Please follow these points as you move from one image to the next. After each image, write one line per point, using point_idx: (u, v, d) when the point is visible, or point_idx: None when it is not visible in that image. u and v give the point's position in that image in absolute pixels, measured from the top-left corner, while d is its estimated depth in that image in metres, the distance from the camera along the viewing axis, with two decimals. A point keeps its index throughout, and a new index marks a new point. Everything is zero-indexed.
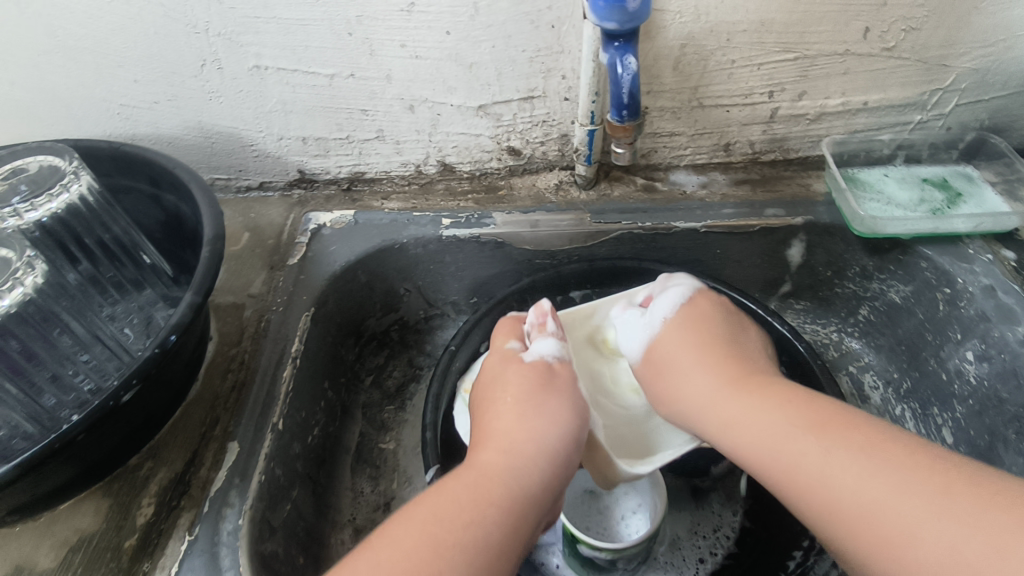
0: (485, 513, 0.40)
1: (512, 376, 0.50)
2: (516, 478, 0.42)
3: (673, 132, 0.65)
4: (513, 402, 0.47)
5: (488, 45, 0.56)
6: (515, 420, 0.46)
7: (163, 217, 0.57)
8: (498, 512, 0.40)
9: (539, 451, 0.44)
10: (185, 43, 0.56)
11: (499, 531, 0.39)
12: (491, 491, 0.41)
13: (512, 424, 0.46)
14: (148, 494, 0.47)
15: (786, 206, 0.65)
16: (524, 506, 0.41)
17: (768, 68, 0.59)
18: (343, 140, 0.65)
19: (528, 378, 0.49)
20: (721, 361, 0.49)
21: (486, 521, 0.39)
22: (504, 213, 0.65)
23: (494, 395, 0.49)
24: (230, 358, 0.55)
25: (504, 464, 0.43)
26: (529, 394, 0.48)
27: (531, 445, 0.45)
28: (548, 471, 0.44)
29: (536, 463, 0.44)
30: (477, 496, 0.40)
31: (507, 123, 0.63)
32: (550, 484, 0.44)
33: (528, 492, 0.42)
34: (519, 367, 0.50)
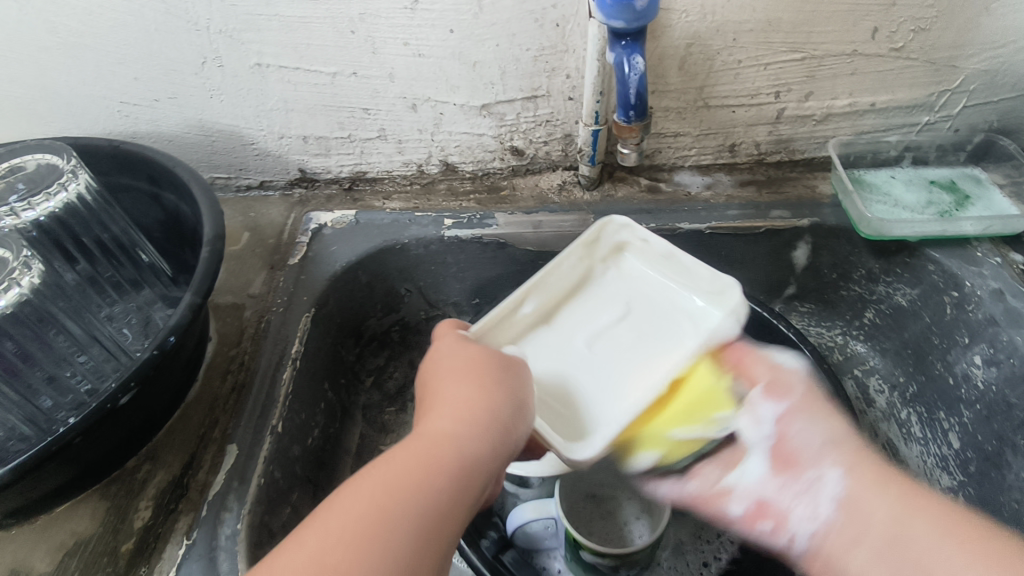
0: (430, 485, 0.34)
1: (456, 349, 0.44)
2: (466, 446, 0.37)
3: (678, 133, 0.64)
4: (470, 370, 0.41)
5: (492, 43, 0.55)
6: (466, 387, 0.40)
7: (163, 218, 0.56)
8: (447, 482, 0.35)
9: (493, 417, 0.39)
10: (185, 40, 0.55)
11: (446, 503, 0.34)
12: (439, 458, 0.36)
13: (462, 393, 0.39)
14: (146, 497, 0.46)
15: (792, 208, 0.64)
16: (469, 477, 0.36)
17: (775, 69, 0.58)
18: (345, 139, 0.64)
19: (469, 351, 0.43)
20: (860, 454, 0.43)
21: (433, 494, 0.34)
22: (507, 213, 0.65)
23: (440, 367, 0.43)
24: (229, 359, 0.54)
25: (454, 431, 0.37)
26: (475, 363, 0.42)
27: (484, 412, 0.39)
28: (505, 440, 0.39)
29: (489, 431, 0.38)
30: (423, 464, 0.35)
31: (510, 123, 0.62)
32: (498, 455, 0.38)
33: (476, 462, 0.37)
34: (462, 345, 0.44)
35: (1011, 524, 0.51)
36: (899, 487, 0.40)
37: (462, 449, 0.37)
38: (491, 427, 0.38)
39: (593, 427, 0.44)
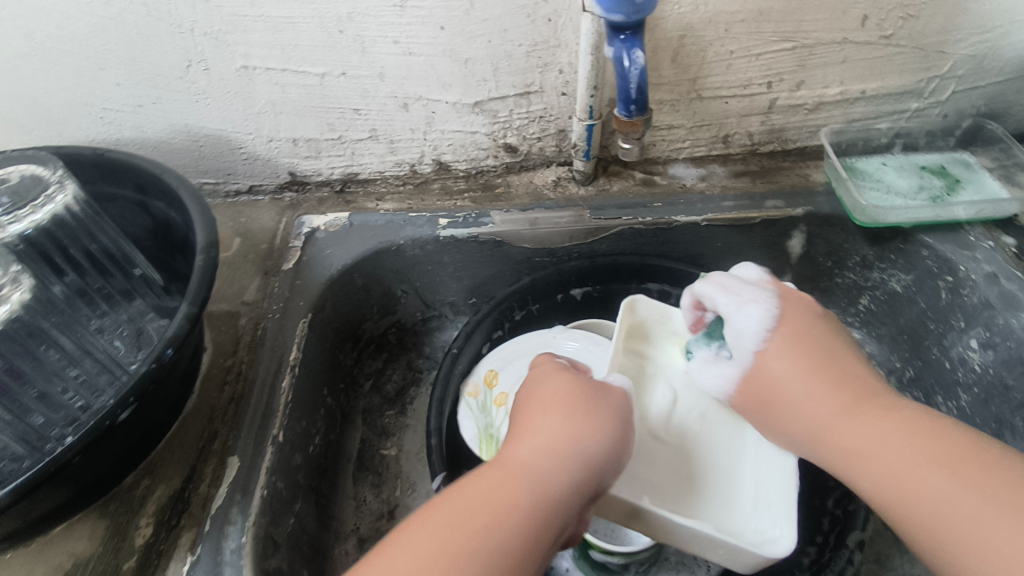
0: (525, 500, 0.36)
1: (553, 378, 0.45)
2: (545, 479, 0.38)
3: (672, 125, 0.64)
4: (544, 411, 0.42)
5: (484, 39, 0.54)
6: (550, 415, 0.42)
7: (152, 226, 0.55)
8: (536, 501, 0.37)
9: (574, 454, 0.39)
10: (169, 44, 0.54)
11: (536, 516, 0.36)
12: (531, 477, 0.38)
13: (549, 423, 0.41)
14: (146, 514, 0.45)
15: (786, 198, 0.64)
16: (552, 510, 0.37)
17: (767, 59, 0.58)
18: (335, 141, 0.63)
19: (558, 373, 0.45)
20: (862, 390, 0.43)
21: (528, 508, 0.36)
22: (503, 211, 0.64)
23: (534, 394, 0.44)
24: (226, 369, 0.53)
25: (533, 461, 0.39)
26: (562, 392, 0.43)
27: (569, 447, 0.40)
28: (595, 471, 0.40)
29: (570, 468, 0.39)
30: (517, 481, 0.37)
31: (503, 120, 0.62)
32: (578, 493, 0.39)
33: (557, 496, 0.37)
34: (559, 368, 0.46)
35: None
36: (915, 426, 0.40)
37: (549, 470, 0.38)
38: (585, 462, 0.39)
39: (715, 509, 0.45)
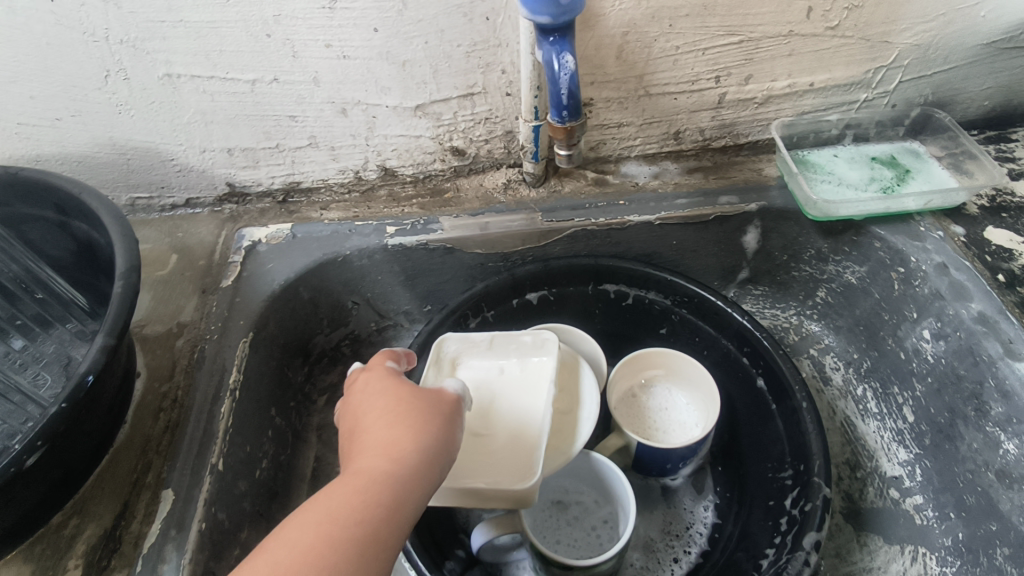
0: (366, 513, 0.33)
1: (377, 386, 0.41)
2: (396, 486, 0.34)
3: (621, 123, 0.62)
4: (389, 410, 0.38)
5: (420, 41, 0.52)
6: (382, 421, 0.38)
7: (75, 249, 0.51)
8: (380, 514, 0.33)
9: (423, 464, 0.36)
10: (83, 53, 0.50)
11: (383, 528, 0.33)
12: (372, 492, 0.33)
13: (380, 433, 0.37)
14: (75, 555, 0.42)
15: (739, 193, 0.63)
16: (400, 519, 0.34)
17: (714, 53, 0.57)
18: (273, 149, 0.60)
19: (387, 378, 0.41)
20: None
21: (370, 522, 0.32)
22: (452, 216, 0.62)
23: (364, 407, 0.39)
24: (161, 396, 0.50)
25: (384, 468, 0.35)
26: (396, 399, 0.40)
27: (414, 453, 0.36)
28: (437, 471, 0.36)
29: (419, 477, 0.35)
30: (358, 498, 0.33)
31: (447, 122, 0.59)
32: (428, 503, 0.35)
33: (406, 505, 0.34)
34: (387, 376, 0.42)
35: (966, 494, 0.51)
36: None
37: (397, 482, 0.34)
38: (421, 465, 0.36)
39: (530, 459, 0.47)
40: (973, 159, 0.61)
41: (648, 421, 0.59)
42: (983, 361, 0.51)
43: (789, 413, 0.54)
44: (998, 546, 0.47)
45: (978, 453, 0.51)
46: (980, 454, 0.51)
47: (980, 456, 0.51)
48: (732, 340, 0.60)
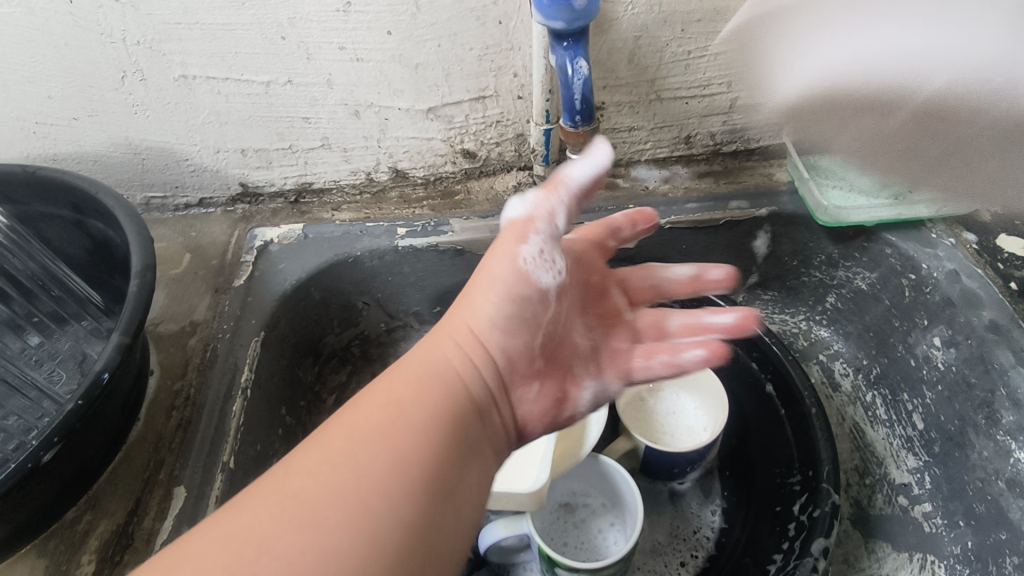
0: (393, 457, 0.31)
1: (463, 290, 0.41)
2: (423, 435, 0.32)
3: (632, 127, 0.63)
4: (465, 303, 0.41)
5: (433, 44, 0.53)
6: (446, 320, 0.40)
7: (90, 247, 0.52)
8: (401, 459, 0.31)
9: (458, 388, 0.36)
10: (101, 54, 0.51)
11: (411, 467, 0.31)
12: (400, 433, 0.32)
13: (431, 344, 0.38)
14: (88, 551, 0.43)
15: (750, 198, 0.63)
16: (429, 461, 0.32)
17: (726, 58, 0.57)
18: (286, 150, 0.61)
19: (490, 285, 0.40)
20: None
21: (397, 463, 0.31)
22: (462, 218, 0.62)
23: (424, 338, 0.39)
24: (174, 394, 0.51)
25: (426, 382, 0.35)
26: (413, 389, 0.35)
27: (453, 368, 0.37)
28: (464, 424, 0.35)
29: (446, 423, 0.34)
30: (383, 440, 0.31)
31: (459, 125, 0.60)
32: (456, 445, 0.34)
33: (435, 448, 0.33)
34: (486, 290, 0.40)
35: (976, 503, 0.51)
36: None
37: (421, 434, 0.32)
38: (450, 411, 0.35)
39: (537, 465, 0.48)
40: None
41: (656, 425, 0.59)
42: (995, 369, 0.51)
43: (798, 419, 0.54)
44: (1007, 555, 0.47)
45: (989, 462, 0.51)
46: (991, 463, 0.51)
47: (991, 464, 0.51)
48: (742, 345, 0.60)
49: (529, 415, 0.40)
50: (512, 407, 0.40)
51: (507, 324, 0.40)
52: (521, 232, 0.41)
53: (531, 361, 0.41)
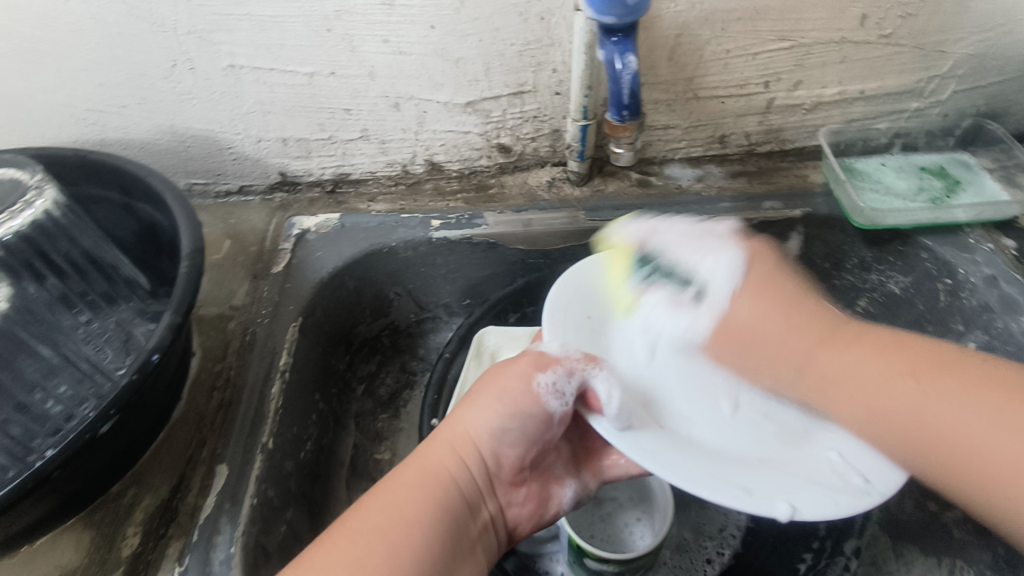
0: (402, 549, 0.37)
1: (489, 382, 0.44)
2: (425, 525, 0.38)
3: (668, 125, 0.63)
4: (483, 392, 0.44)
5: (475, 39, 0.53)
6: (463, 408, 0.44)
7: (138, 229, 0.54)
8: (404, 549, 0.37)
9: (459, 473, 0.42)
10: (153, 42, 0.53)
11: (414, 557, 0.37)
12: (408, 522, 0.38)
13: (455, 428, 0.43)
14: (133, 523, 0.44)
15: (784, 199, 0.63)
16: (431, 556, 0.37)
17: (764, 58, 0.57)
18: (326, 141, 0.62)
19: (494, 398, 0.43)
20: None
21: (405, 555, 0.36)
22: (496, 212, 0.63)
23: (453, 415, 0.44)
24: (215, 375, 0.52)
25: (436, 471, 0.41)
26: (422, 485, 0.40)
27: (464, 450, 0.42)
28: (456, 513, 0.40)
29: (445, 511, 0.40)
30: (393, 530, 0.37)
31: (496, 119, 0.60)
32: (451, 537, 0.39)
33: (435, 540, 0.38)
34: (494, 401, 0.43)
35: None
36: None
37: (425, 524, 0.38)
38: (449, 497, 0.40)
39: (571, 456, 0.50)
40: None
41: None
42: None
43: None
44: None
45: None
46: None
47: None
48: None
49: (515, 518, 0.45)
50: (500, 507, 0.44)
51: (509, 437, 0.43)
52: (540, 361, 0.42)
53: (519, 470, 0.44)
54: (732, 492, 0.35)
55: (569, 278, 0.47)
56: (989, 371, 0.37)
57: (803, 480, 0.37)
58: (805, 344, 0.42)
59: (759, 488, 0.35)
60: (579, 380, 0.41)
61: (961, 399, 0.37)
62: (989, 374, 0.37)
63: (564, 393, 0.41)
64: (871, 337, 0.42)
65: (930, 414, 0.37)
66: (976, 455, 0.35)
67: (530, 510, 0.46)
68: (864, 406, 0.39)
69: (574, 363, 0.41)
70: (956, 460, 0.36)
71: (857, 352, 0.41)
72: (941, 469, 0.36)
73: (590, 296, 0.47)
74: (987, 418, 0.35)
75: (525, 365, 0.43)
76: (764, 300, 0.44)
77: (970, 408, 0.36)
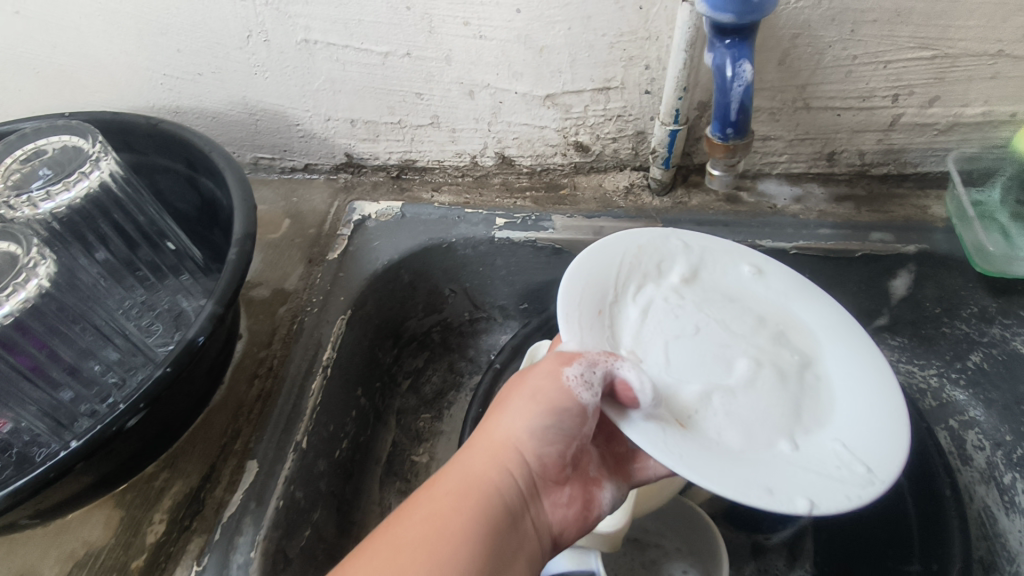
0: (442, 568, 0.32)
1: (518, 382, 0.41)
2: (469, 540, 0.34)
3: (769, 136, 0.56)
4: (513, 393, 0.40)
5: (564, 26, 0.48)
6: (496, 412, 0.40)
7: (198, 204, 0.53)
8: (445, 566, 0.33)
9: (505, 477, 0.38)
10: (230, 11, 0.51)
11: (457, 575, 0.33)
12: (448, 536, 0.34)
13: (492, 434, 0.39)
14: (161, 509, 0.42)
15: (897, 231, 0.55)
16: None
17: (898, 68, 0.49)
18: (395, 125, 0.59)
19: (527, 399, 0.39)
20: None
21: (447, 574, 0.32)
22: (566, 216, 0.58)
23: (490, 419, 0.40)
24: (258, 361, 0.50)
25: (478, 478, 0.37)
26: (457, 495, 0.36)
27: (505, 453, 0.38)
28: (503, 525, 0.36)
29: (490, 520, 0.36)
30: (430, 546, 0.33)
31: (577, 116, 0.55)
32: (501, 552, 0.35)
33: (479, 557, 0.34)
34: (527, 402, 0.38)
35: None
36: None
37: (467, 539, 0.34)
38: (494, 506, 0.36)
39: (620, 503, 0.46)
40: None
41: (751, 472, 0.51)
42: None
43: (926, 497, 0.49)
44: None
45: None
46: None
47: None
48: None
49: (561, 522, 0.40)
50: (546, 513, 0.39)
51: (549, 437, 0.38)
52: (564, 356, 0.38)
53: (563, 468, 0.40)
54: (753, 495, 0.31)
55: (582, 269, 0.41)
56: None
57: (811, 472, 0.34)
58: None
59: (779, 486, 0.32)
60: (605, 371, 0.36)
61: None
62: None
63: (593, 386, 0.36)
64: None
65: None
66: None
67: (576, 512, 0.41)
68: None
69: (597, 355, 0.37)
70: None
71: None
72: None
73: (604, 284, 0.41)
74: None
75: (550, 363, 0.38)
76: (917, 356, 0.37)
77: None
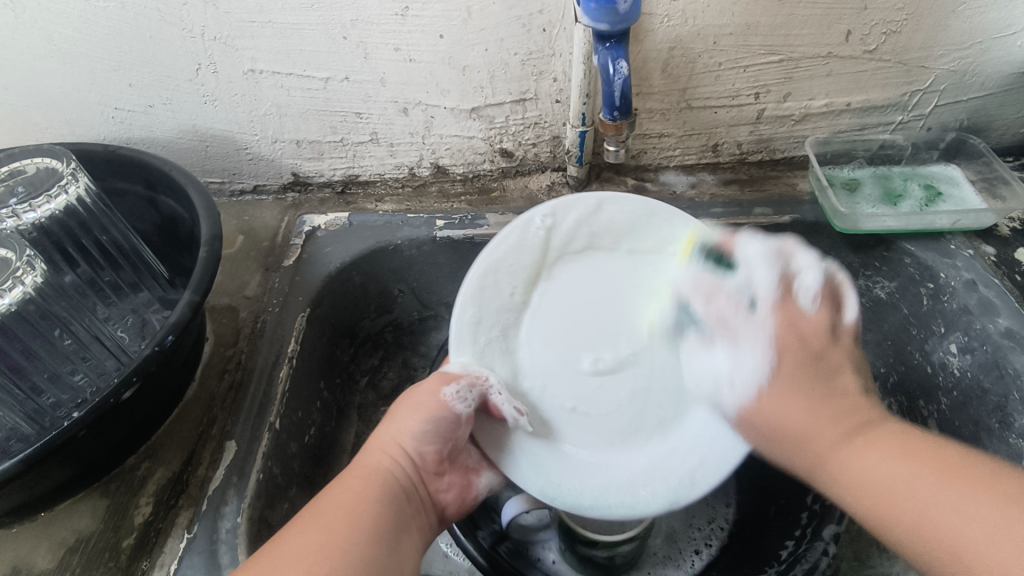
0: (353, 542, 0.37)
1: (408, 393, 0.45)
2: (374, 519, 0.39)
3: (662, 133, 0.66)
4: (401, 401, 0.45)
5: (481, 48, 0.57)
6: (388, 419, 0.45)
7: (159, 222, 0.57)
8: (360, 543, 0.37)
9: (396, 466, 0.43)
10: (180, 47, 0.56)
11: (364, 550, 0.37)
12: (352, 516, 0.38)
13: (386, 433, 0.44)
14: (145, 494, 0.47)
15: (774, 205, 0.66)
16: (382, 550, 0.38)
17: (754, 70, 0.60)
18: (337, 143, 0.65)
19: (412, 407, 0.43)
20: None
21: (356, 546, 0.37)
22: (497, 214, 0.66)
23: (383, 423, 0.45)
24: (226, 359, 0.55)
25: (380, 468, 0.42)
26: (361, 483, 0.41)
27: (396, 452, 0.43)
28: (401, 507, 0.41)
29: (392, 504, 0.41)
30: (336, 526, 0.37)
31: (499, 125, 0.64)
32: (402, 532, 0.40)
33: (383, 534, 0.39)
34: (412, 411, 0.43)
35: None
36: None
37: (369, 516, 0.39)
38: (392, 490, 0.41)
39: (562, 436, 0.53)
40: (1007, 185, 0.63)
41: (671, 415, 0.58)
42: (1009, 374, 0.53)
43: None
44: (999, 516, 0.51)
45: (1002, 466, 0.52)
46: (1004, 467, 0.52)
47: None
48: None
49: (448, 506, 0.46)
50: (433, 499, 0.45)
51: (429, 439, 0.43)
52: (445, 377, 0.44)
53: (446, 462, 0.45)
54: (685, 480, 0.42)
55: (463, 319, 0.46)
56: (946, 454, 0.37)
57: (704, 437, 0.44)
58: (851, 443, 0.39)
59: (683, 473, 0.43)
60: (481, 391, 0.43)
61: (954, 496, 0.35)
62: (980, 471, 0.36)
63: (468, 401, 0.43)
64: (882, 434, 0.39)
65: (937, 511, 0.35)
66: (973, 541, 0.33)
67: (455, 495, 0.46)
68: (870, 505, 0.37)
69: (474, 376, 0.43)
70: (911, 513, 0.35)
71: (890, 455, 0.38)
72: (879, 518, 0.37)
73: (544, 250, 0.50)
74: (983, 499, 0.34)
75: (434, 380, 0.44)
76: (796, 395, 0.41)
77: (965, 504, 0.34)
